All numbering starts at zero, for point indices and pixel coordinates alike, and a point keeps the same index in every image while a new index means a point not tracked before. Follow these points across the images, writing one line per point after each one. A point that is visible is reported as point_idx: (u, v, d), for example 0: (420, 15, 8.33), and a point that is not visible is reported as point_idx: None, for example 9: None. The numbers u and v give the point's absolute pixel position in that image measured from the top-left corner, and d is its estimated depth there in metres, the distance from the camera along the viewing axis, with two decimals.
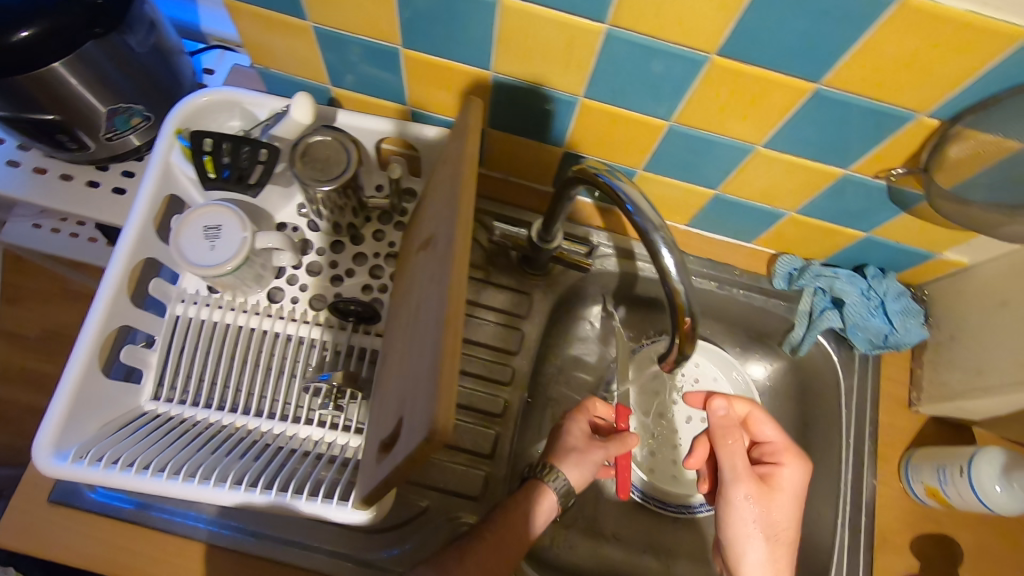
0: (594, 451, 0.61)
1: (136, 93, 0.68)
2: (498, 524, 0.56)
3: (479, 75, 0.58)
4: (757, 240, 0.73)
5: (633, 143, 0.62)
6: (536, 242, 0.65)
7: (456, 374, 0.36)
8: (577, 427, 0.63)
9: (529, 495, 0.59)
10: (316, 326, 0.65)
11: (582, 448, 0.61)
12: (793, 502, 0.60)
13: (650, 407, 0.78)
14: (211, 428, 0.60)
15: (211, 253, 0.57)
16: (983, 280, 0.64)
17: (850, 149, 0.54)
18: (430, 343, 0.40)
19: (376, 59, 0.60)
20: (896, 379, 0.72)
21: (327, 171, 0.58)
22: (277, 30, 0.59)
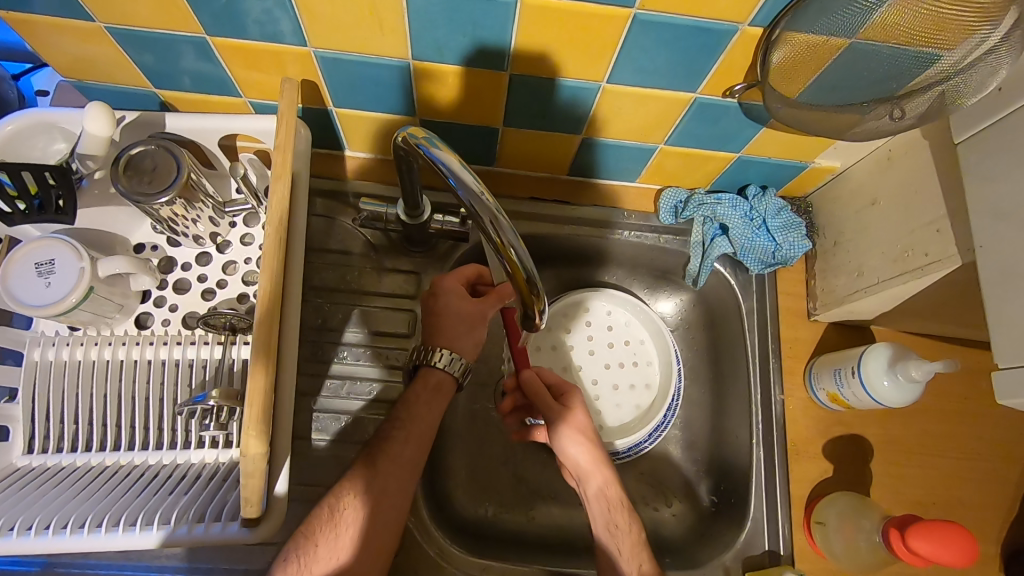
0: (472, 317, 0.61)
1: None
2: (408, 411, 0.59)
3: (300, 53, 0.54)
4: (640, 178, 0.72)
5: (483, 101, 0.59)
6: (406, 219, 0.62)
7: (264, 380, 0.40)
8: (453, 292, 0.61)
9: (428, 381, 0.60)
10: (191, 345, 0.60)
11: (463, 313, 0.61)
12: (572, 421, 0.62)
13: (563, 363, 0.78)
14: (94, 471, 0.57)
15: (48, 291, 0.54)
16: (854, 182, 0.64)
17: (691, 72, 0.52)
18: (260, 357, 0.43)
19: (190, 52, 0.55)
20: (794, 293, 0.72)
21: (156, 182, 0.54)
22: (74, 37, 0.54)
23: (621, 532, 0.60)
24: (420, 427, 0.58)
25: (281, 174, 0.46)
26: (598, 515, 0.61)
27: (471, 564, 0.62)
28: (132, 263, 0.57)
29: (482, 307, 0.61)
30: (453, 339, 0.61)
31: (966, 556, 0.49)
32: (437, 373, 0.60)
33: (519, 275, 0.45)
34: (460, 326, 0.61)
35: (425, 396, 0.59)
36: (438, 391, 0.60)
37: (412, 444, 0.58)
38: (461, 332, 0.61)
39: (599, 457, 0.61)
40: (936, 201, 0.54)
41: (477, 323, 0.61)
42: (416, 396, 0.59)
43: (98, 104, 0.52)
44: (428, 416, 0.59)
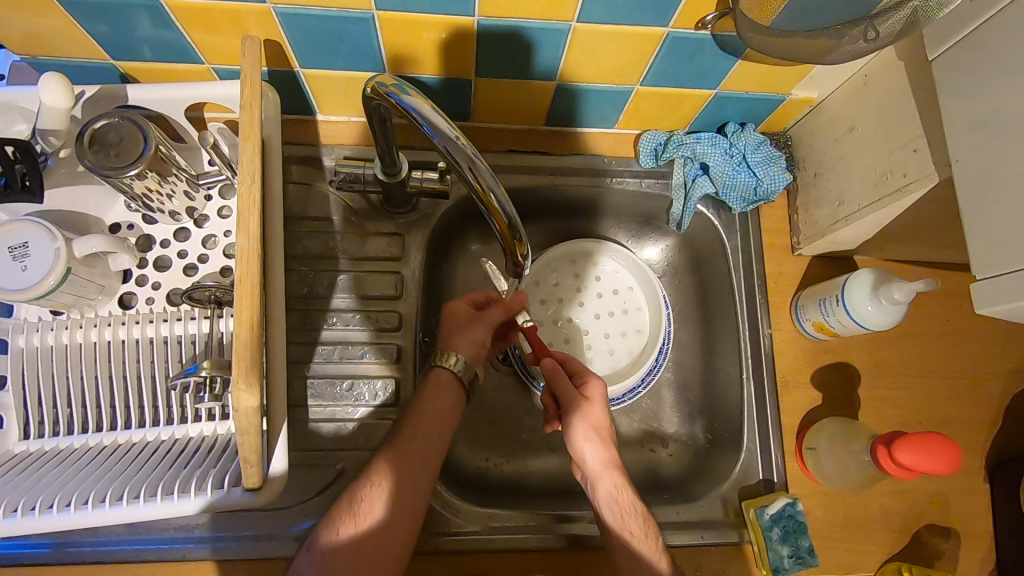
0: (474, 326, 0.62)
1: None
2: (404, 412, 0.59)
3: (257, 11, 0.52)
4: (618, 124, 0.71)
5: (452, 51, 0.57)
6: (384, 178, 0.61)
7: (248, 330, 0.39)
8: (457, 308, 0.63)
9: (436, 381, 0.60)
10: (177, 321, 0.60)
11: (464, 322, 0.62)
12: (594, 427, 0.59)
13: (548, 319, 0.78)
14: (92, 451, 0.57)
15: (25, 274, 0.53)
16: (831, 111, 0.64)
17: (662, 5, 0.51)
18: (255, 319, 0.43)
19: (141, 18, 0.53)
20: (777, 228, 0.72)
21: (122, 155, 0.53)
22: (20, 11, 0.52)
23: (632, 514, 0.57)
24: (433, 416, 0.58)
25: (250, 139, 0.44)
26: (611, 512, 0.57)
27: (477, 516, 0.63)
28: (108, 242, 0.56)
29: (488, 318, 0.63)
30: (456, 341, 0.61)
31: (950, 464, 0.51)
32: (442, 371, 0.60)
33: (500, 221, 0.46)
34: (460, 331, 0.62)
35: (431, 395, 0.59)
36: (440, 388, 0.60)
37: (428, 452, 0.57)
38: (458, 333, 0.61)
39: (609, 457, 0.58)
40: (913, 121, 0.54)
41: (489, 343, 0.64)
42: (428, 394, 0.59)
43: (52, 76, 0.50)
44: (439, 418, 0.58)
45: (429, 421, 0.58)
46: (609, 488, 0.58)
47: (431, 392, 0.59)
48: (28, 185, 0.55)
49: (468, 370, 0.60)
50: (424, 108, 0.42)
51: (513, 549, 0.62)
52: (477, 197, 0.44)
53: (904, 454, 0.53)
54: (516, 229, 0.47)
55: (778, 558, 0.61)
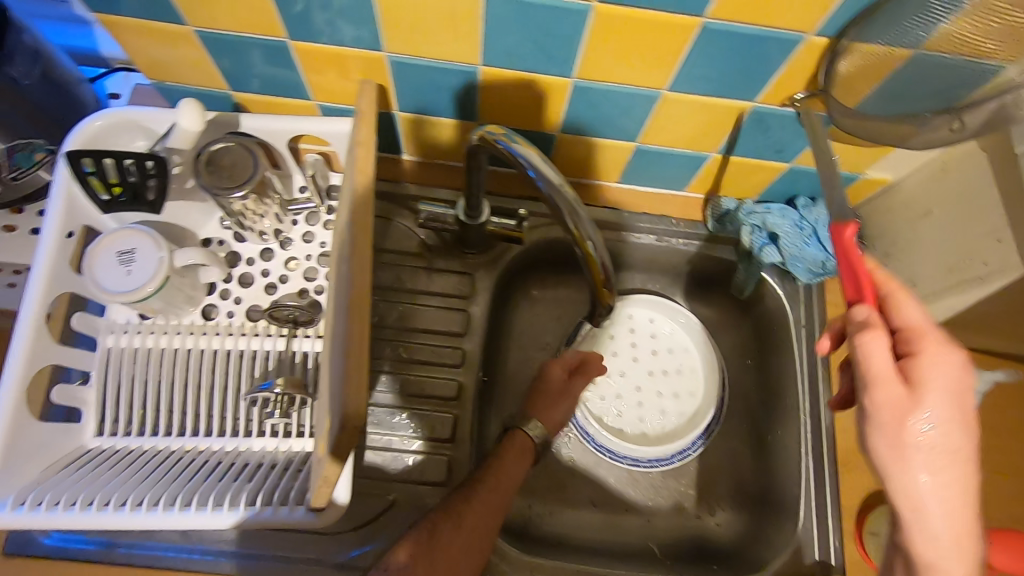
0: (564, 399, 0.68)
1: (35, 128, 0.67)
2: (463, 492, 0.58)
3: (372, 57, 0.56)
4: (689, 187, 0.73)
5: (544, 107, 0.61)
6: (465, 220, 0.64)
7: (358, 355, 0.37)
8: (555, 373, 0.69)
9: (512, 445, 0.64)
10: (254, 337, 0.63)
11: (557, 393, 0.68)
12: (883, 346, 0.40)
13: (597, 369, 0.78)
14: (160, 455, 0.59)
15: (128, 278, 0.56)
16: (907, 193, 0.65)
17: (753, 81, 0.53)
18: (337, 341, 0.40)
19: (266, 56, 0.58)
20: (842, 302, 0.72)
21: (234, 178, 0.57)
22: (159, 42, 0.58)
23: (945, 464, 0.40)
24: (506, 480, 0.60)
25: (363, 173, 0.47)
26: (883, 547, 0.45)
27: (522, 565, 0.62)
28: (205, 256, 0.60)
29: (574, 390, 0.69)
30: (547, 411, 0.67)
31: None
32: (522, 438, 0.65)
33: (594, 266, 0.48)
34: (553, 401, 0.68)
35: (513, 455, 0.63)
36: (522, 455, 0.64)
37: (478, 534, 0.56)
38: (553, 402, 0.68)
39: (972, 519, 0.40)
40: (995, 211, 0.54)
41: (570, 401, 0.68)
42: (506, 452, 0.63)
43: (190, 100, 0.55)
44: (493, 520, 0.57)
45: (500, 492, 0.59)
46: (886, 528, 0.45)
47: (503, 460, 0.62)
48: (155, 201, 0.60)
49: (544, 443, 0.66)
50: (525, 155, 0.45)
51: None
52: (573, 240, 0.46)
53: (994, 551, 0.57)
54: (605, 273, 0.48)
55: None
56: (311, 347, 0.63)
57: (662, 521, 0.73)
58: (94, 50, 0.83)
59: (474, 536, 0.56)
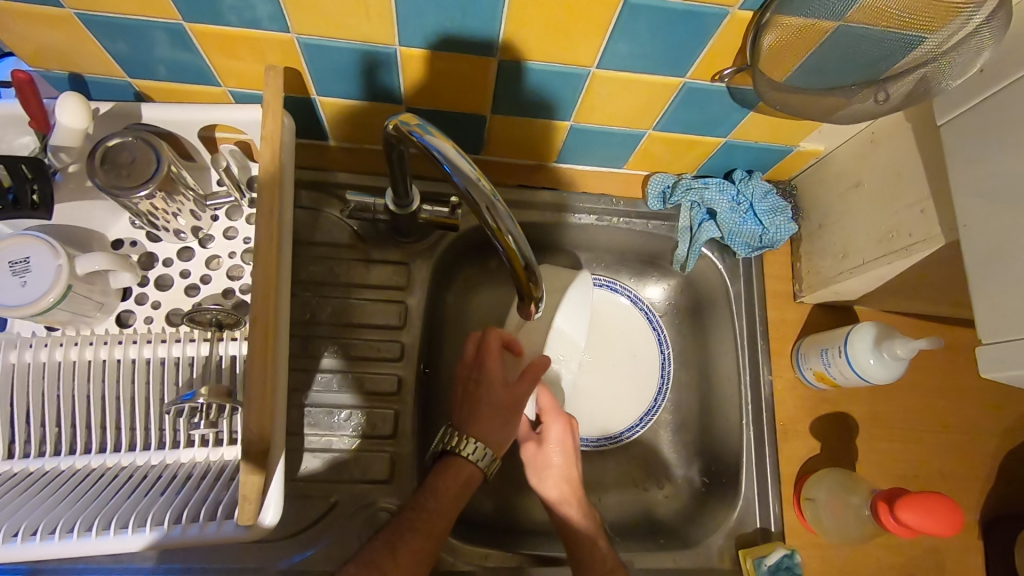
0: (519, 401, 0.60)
1: None
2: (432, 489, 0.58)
3: (280, 40, 0.52)
4: (627, 165, 0.72)
5: (470, 88, 0.58)
6: (394, 208, 0.61)
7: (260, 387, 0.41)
8: (497, 377, 0.60)
9: (458, 472, 0.58)
10: (175, 343, 0.59)
11: (502, 406, 0.60)
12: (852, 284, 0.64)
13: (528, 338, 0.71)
14: (78, 474, 0.56)
15: (24, 291, 0.51)
16: (837, 165, 0.65)
17: (680, 57, 0.52)
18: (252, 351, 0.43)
19: (163, 39, 0.53)
20: (780, 274, 0.73)
21: (134, 174, 0.52)
22: (40, 26, 0.52)
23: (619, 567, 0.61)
24: (440, 524, 0.56)
25: (268, 176, 0.44)
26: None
27: (471, 554, 0.62)
28: (112, 260, 0.55)
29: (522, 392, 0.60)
30: (491, 428, 0.59)
31: (953, 526, 0.49)
32: (461, 462, 0.59)
33: (518, 264, 0.45)
34: (494, 418, 0.59)
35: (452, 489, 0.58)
36: (466, 487, 0.58)
37: (432, 541, 0.56)
38: (496, 424, 0.59)
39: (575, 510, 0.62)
40: (920, 183, 0.55)
41: (511, 413, 0.60)
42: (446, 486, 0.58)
43: (71, 96, 0.50)
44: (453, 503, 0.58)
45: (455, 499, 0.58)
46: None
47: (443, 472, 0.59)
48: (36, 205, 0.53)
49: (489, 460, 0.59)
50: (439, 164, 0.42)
51: None
52: (491, 235, 0.43)
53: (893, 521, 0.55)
54: (505, 253, 0.44)
55: None
56: (234, 349, 0.60)
57: (612, 498, 0.74)
58: None
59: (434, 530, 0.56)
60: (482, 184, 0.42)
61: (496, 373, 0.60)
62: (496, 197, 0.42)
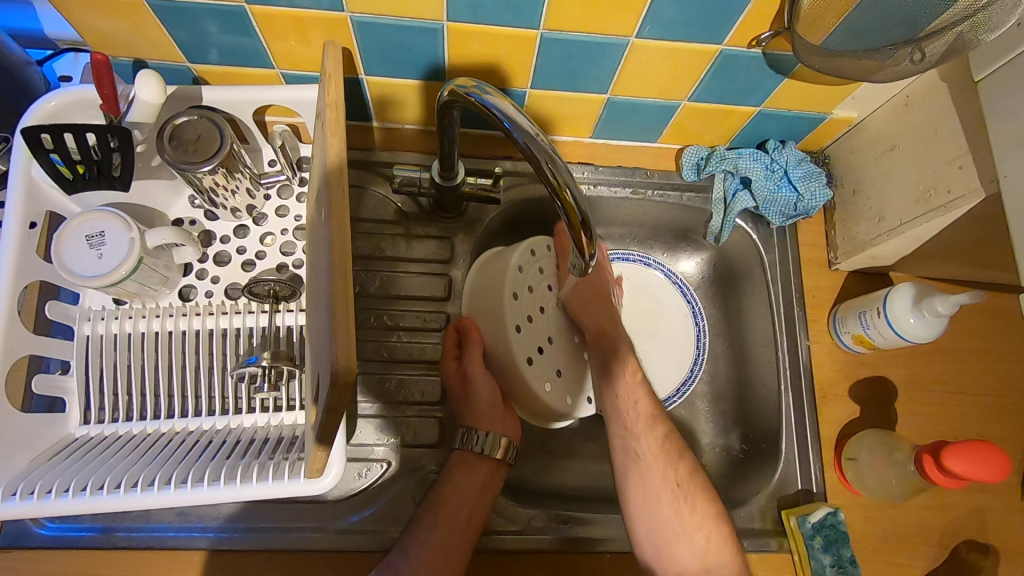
0: (473, 385, 0.63)
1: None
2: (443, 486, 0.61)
3: (335, 19, 0.55)
4: (661, 138, 0.73)
5: (513, 62, 0.60)
6: (440, 181, 0.63)
7: (344, 317, 0.37)
8: (451, 370, 0.64)
9: (461, 465, 0.62)
10: (236, 314, 0.62)
11: (466, 391, 0.64)
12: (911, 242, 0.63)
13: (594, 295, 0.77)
14: (150, 438, 0.59)
15: (101, 262, 0.55)
16: (872, 130, 0.66)
17: (719, 22, 0.53)
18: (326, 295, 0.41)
19: (224, 23, 0.56)
20: (813, 242, 0.74)
21: (199, 149, 0.55)
22: (112, 14, 0.55)
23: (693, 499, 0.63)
24: (461, 496, 0.61)
25: (336, 133, 0.45)
26: (630, 453, 0.65)
27: (519, 515, 0.64)
28: (176, 234, 0.58)
29: (472, 372, 0.63)
30: (474, 420, 0.63)
31: (1000, 472, 0.51)
32: (465, 452, 0.63)
33: (575, 220, 0.47)
34: (470, 406, 0.64)
35: (466, 465, 0.62)
36: (475, 464, 0.62)
37: (466, 519, 0.60)
38: (472, 408, 0.64)
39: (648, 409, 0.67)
40: (958, 140, 0.56)
41: (478, 390, 0.63)
42: (460, 469, 0.62)
43: (149, 73, 0.54)
44: (467, 494, 0.61)
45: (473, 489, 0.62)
46: (663, 477, 0.64)
47: (462, 468, 0.62)
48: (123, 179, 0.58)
49: (493, 446, 0.63)
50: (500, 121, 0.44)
51: (560, 550, 0.63)
52: (552, 191, 0.45)
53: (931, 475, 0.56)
54: (564, 211, 0.46)
55: (821, 567, 0.62)
56: (290, 320, 0.62)
57: None
58: (40, 31, 0.68)
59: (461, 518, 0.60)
60: (545, 140, 0.44)
61: (452, 368, 0.64)
62: (557, 153, 0.45)
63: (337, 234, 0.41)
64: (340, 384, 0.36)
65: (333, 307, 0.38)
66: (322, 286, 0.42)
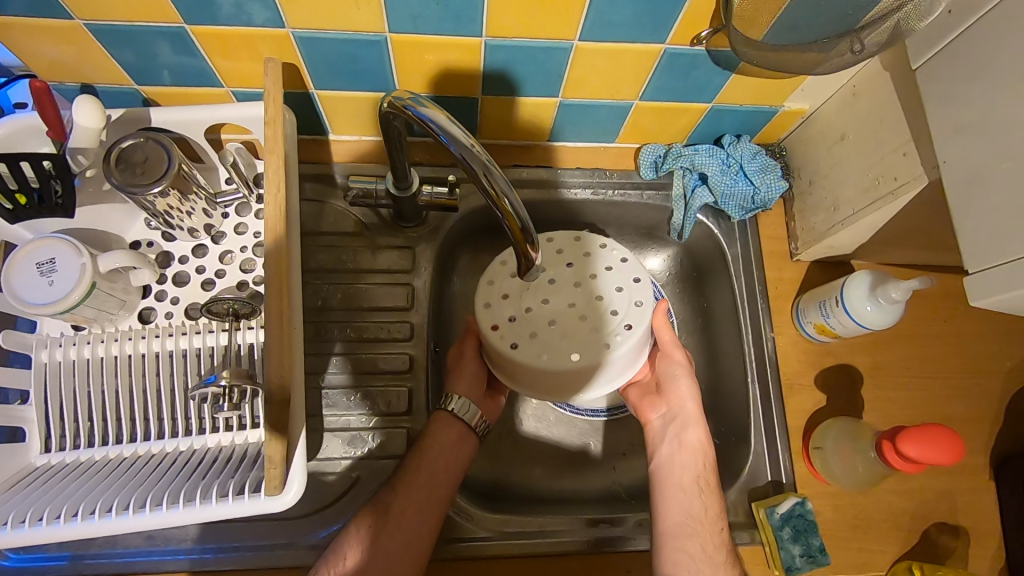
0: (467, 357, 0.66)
1: None
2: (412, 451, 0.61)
3: (277, 35, 0.55)
4: (618, 138, 0.74)
5: (461, 69, 0.60)
6: (395, 191, 0.64)
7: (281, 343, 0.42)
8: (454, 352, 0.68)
9: (438, 424, 0.63)
10: (196, 334, 0.61)
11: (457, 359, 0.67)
12: (865, 230, 0.64)
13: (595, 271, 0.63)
14: (113, 463, 0.58)
15: (51, 289, 0.54)
16: (822, 121, 0.66)
17: (658, 22, 0.54)
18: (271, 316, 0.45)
19: (167, 44, 0.56)
20: (775, 234, 0.75)
21: (145, 171, 0.55)
22: (55, 40, 0.55)
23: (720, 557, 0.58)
24: (427, 470, 0.60)
25: (274, 153, 0.46)
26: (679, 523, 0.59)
27: (489, 520, 0.64)
28: (131, 257, 0.58)
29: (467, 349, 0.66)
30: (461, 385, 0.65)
31: (955, 454, 0.51)
32: (444, 413, 0.63)
33: (515, 226, 0.48)
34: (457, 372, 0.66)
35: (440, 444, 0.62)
36: (444, 432, 0.62)
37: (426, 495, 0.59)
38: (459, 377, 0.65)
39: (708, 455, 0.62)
40: (901, 127, 0.56)
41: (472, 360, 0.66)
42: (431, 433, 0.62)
43: (87, 98, 0.54)
44: (432, 470, 0.60)
45: (430, 469, 0.60)
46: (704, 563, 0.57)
47: (433, 430, 0.63)
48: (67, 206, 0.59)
49: (468, 409, 0.64)
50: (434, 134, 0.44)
51: (530, 553, 0.63)
52: (490, 201, 0.46)
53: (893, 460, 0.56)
54: (504, 221, 0.47)
55: (790, 558, 0.62)
56: (252, 337, 0.62)
57: (627, 464, 0.75)
58: None
59: (421, 495, 0.59)
60: (482, 152, 0.44)
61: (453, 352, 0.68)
62: (493, 162, 0.45)
63: (274, 263, 0.44)
64: (277, 399, 0.42)
65: (267, 338, 0.42)
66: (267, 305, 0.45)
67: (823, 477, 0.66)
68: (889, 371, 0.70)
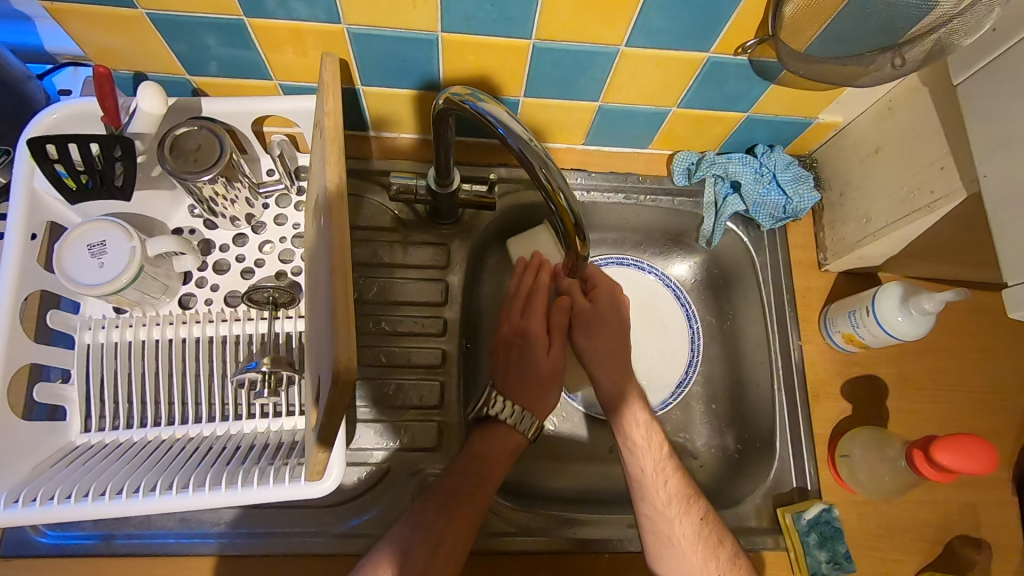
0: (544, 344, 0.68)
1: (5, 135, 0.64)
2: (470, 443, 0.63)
3: (332, 31, 0.56)
4: (652, 144, 0.75)
5: (506, 70, 0.61)
6: (436, 188, 0.64)
7: (347, 317, 0.38)
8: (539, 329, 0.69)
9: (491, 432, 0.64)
10: (236, 321, 0.62)
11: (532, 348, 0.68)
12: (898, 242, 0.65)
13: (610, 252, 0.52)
14: (152, 445, 0.59)
15: (102, 271, 0.56)
16: (856, 134, 0.67)
17: (705, 30, 0.55)
18: (326, 303, 0.42)
19: (223, 36, 0.58)
20: (804, 244, 0.76)
21: (198, 159, 0.56)
22: (115, 29, 0.57)
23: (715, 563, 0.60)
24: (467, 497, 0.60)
25: (334, 142, 0.46)
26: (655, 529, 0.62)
27: (517, 516, 0.65)
28: (178, 242, 0.59)
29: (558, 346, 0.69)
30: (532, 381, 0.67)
31: (989, 464, 0.52)
32: (502, 424, 0.65)
33: (568, 221, 0.49)
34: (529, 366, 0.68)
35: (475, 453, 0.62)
36: (504, 441, 0.64)
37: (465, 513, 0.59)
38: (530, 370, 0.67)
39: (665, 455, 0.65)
40: (939, 141, 0.57)
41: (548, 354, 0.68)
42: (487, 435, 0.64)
43: (150, 84, 0.57)
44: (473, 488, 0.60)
45: (466, 488, 0.60)
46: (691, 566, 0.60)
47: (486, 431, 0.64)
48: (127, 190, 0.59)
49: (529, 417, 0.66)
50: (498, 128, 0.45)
51: (557, 551, 0.64)
52: (545, 196, 0.47)
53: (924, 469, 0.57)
54: (559, 215, 0.48)
55: (816, 563, 0.63)
56: (290, 326, 0.63)
57: None
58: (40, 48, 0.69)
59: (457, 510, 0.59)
60: (542, 147, 0.45)
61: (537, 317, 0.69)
62: (551, 157, 0.46)
63: (337, 240, 0.42)
64: (341, 383, 0.37)
65: (335, 309, 0.39)
66: (322, 290, 0.43)
67: (849, 485, 0.66)
68: (915, 383, 0.71)
